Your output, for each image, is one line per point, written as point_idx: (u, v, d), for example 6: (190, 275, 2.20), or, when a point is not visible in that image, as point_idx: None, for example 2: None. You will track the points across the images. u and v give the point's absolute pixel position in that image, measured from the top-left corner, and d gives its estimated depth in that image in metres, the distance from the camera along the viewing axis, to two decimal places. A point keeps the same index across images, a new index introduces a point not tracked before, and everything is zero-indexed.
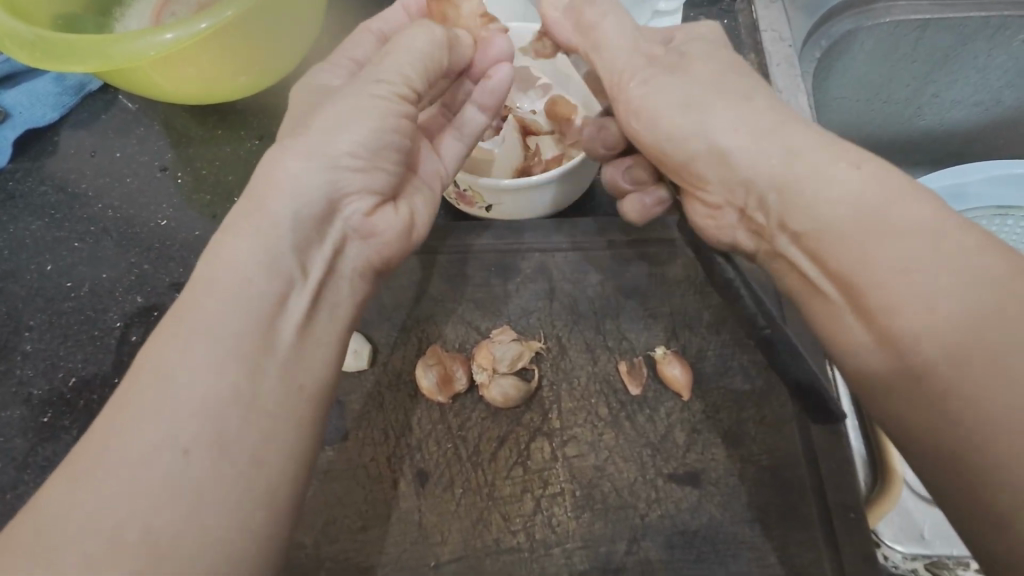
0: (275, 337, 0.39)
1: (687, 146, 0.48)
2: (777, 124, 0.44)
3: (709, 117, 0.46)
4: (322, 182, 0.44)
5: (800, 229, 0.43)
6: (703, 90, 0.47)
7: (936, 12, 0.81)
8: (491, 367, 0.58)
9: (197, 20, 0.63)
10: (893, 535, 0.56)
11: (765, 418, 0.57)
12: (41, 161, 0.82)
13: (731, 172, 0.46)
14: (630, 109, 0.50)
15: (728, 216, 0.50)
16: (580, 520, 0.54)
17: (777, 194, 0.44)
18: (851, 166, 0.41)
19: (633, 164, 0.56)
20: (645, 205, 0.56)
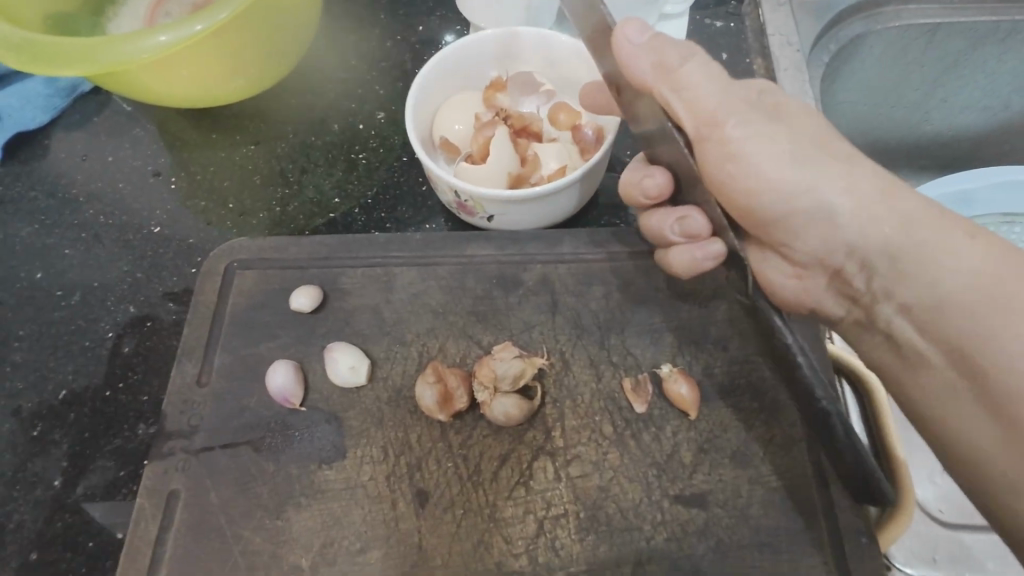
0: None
1: (791, 206, 0.49)
2: (881, 189, 0.46)
3: (817, 179, 0.47)
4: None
5: (912, 303, 0.44)
6: (806, 144, 0.48)
7: (946, 16, 0.80)
8: (493, 386, 0.57)
9: (191, 22, 0.60)
10: (903, 557, 0.54)
11: (775, 438, 0.56)
12: (31, 164, 0.80)
13: (838, 236, 0.48)
14: (727, 155, 0.49)
15: (815, 277, 0.53)
16: (584, 543, 0.53)
17: (890, 267, 0.45)
18: (965, 239, 0.42)
19: (685, 215, 0.53)
20: (694, 257, 0.54)
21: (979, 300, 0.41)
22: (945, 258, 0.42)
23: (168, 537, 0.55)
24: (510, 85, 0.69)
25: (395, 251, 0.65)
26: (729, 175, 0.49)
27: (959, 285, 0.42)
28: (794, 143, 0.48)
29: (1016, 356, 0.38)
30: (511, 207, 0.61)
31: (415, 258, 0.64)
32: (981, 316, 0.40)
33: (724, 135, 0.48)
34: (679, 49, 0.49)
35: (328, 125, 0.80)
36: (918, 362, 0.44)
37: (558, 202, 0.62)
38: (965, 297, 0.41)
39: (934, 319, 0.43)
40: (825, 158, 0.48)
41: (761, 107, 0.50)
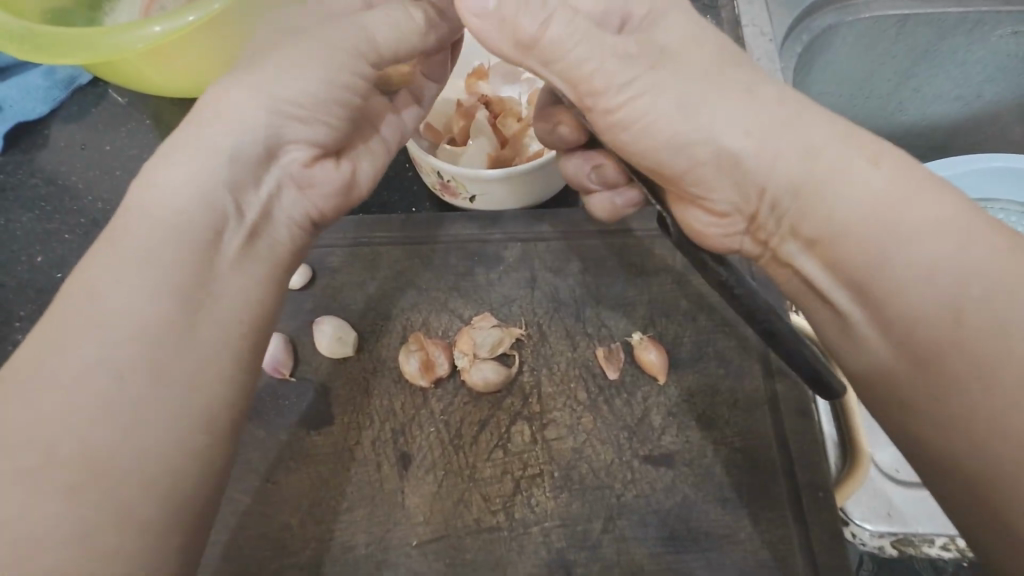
0: (210, 265, 0.40)
1: (694, 153, 0.46)
2: (791, 120, 0.43)
3: (718, 129, 0.44)
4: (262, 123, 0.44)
5: (812, 235, 0.43)
6: (703, 86, 0.44)
7: (915, 8, 0.81)
8: (472, 353, 0.60)
9: (185, 13, 0.63)
10: (862, 513, 0.58)
11: (740, 401, 0.59)
12: (31, 153, 0.82)
13: (744, 178, 0.46)
14: (615, 124, 0.46)
15: (736, 224, 0.51)
16: (558, 500, 0.56)
17: (795, 201, 0.44)
18: (871, 165, 0.41)
19: (600, 164, 0.57)
20: (615, 205, 0.59)
21: (877, 226, 0.39)
22: (842, 182, 0.41)
23: None
24: (491, 73, 0.71)
25: (380, 230, 0.67)
26: (627, 141, 0.47)
27: (852, 213, 0.41)
28: (686, 88, 0.44)
29: (913, 277, 0.38)
30: (490, 186, 0.63)
31: (399, 237, 0.67)
32: (874, 242, 0.40)
33: (609, 109, 0.45)
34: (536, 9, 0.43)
35: None
36: (827, 298, 0.44)
37: (536, 182, 0.64)
38: (862, 221, 0.40)
39: (840, 250, 0.42)
40: (731, 96, 0.44)
41: (652, 53, 0.44)
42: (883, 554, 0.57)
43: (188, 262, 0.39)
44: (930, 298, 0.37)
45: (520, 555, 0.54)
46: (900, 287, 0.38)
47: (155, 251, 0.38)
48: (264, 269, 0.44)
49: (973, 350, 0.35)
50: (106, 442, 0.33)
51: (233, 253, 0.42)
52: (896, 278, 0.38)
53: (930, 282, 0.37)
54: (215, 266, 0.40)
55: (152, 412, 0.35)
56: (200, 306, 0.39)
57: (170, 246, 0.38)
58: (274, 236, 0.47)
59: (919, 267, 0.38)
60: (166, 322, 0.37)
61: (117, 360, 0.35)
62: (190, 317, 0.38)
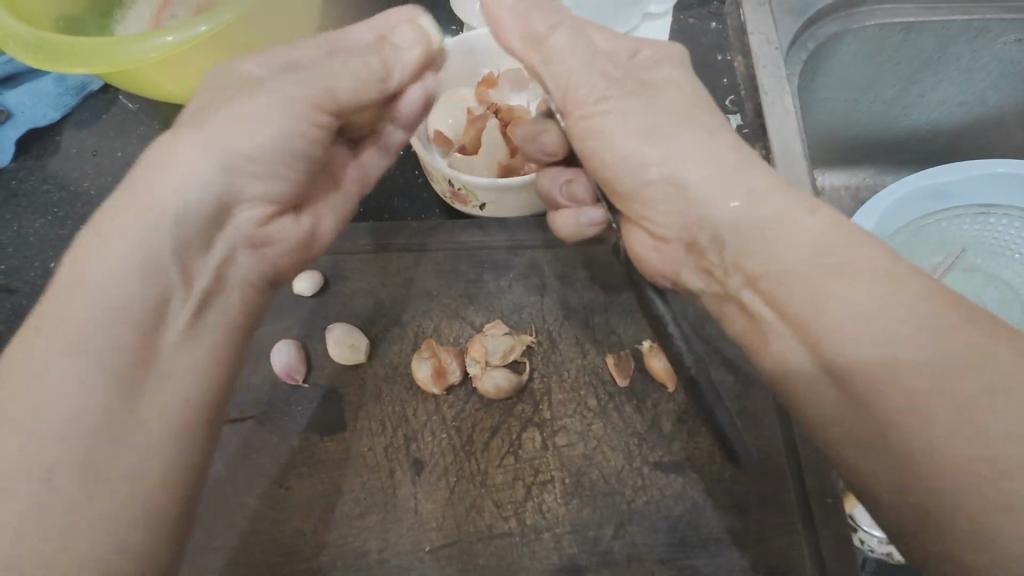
0: (164, 320, 0.42)
1: (647, 175, 0.48)
2: (736, 167, 0.46)
3: (673, 152, 0.48)
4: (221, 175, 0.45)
5: (752, 271, 0.44)
6: (665, 120, 0.49)
7: (920, 15, 0.82)
8: (484, 360, 0.61)
9: (197, 23, 0.64)
10: (869, 521, 0.58)
11: (749, 409, 0.59)
12: (43, 159, 0.83)
13: (689, 209, 0.48)
14: (588, 128, 0.50)
15: (678, 252, 0.51)
16: (569, 506, 0.56)
17: (735, 236, 0.45)
18: (807, 213, 0.43)
19: (573, 179, 0.57)
20: (579, 223, 0.58)
21: (815, 268, 0.41)
22: (785, 225, 0.43)
23: None
24: (501, 81, 0.72)
25: (392, 238, 0.68)
26: (594, 149, 0.50)
27: (796, 252, 0.42)
28: (655, 116, 0.49)
29: (848, 317, 0.38)
30: (501, 195, 0.63)
31: (410, 244, 0.67)
32: (813, 281, 0.41)
33: (590, 119, 0.49)
34: (545, 14, 0.50)
35: None
36: (766, 331, 0.44)
37: None
38: (800, 262, 0.42)
39: (777, 284, 0.42)
40: (686, 137, 0.48)
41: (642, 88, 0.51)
42: (891, 561, 0.58)
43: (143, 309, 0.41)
44: (869, 345, 0.37)
45: (532, 561, 0.55)
46: (835, 328, 0.39)
47: (95, 330, 0.39)
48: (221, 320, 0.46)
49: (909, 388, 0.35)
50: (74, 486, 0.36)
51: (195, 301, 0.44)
52: (839, 312, 0.39)
53: (864, 323, 0.38)
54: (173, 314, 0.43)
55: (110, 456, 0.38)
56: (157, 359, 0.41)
57: (128, 293, 0.41)
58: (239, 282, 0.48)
59: (858, 313, 0.38)
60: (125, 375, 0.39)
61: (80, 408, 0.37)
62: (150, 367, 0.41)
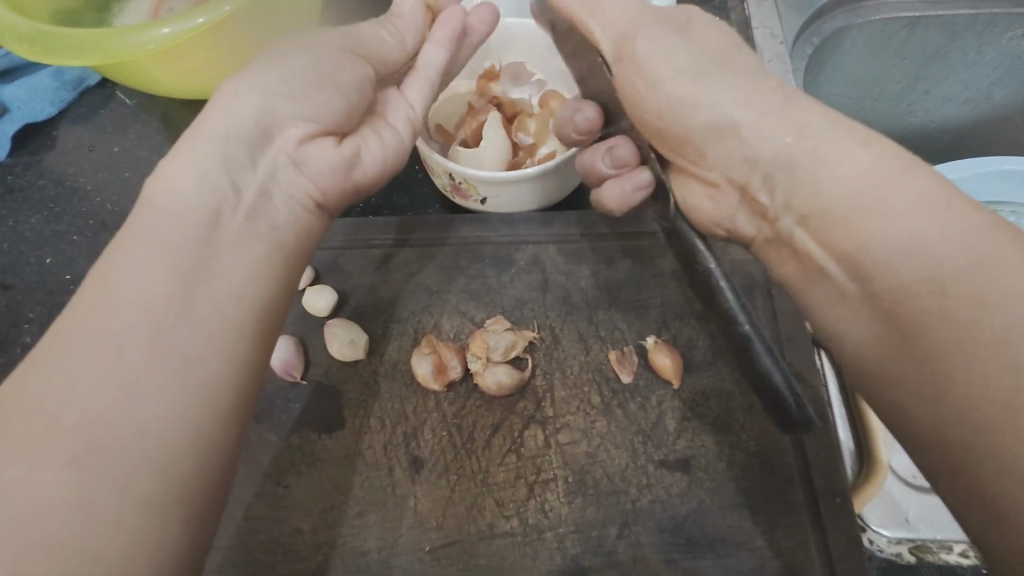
0: (209, 243, 0.41)
1: (691, 117, 0.48)
2: (784, 102, 0.45)
3: (711, 93, 0.47)
4: (258, 118, 0.47)
5: (806, 211, 0.43)
6: (705, 59, 0.48)
7: (927, 10, 0.81)
8: (485, 356, 0.59)
9: (194, 15, 0.63)
10: (878, 519, 0.57)
11: (755, 406, 0.58)
12: (40, 155, 0.82)
13: (739, 147, 0.47)
14: (630, 67, 0.50)
15: (728, 195, 0.49)
16: (572, 505, 0.55)
17: (788, 173, 0.44)
18: (862, 146, 0.41)
19: (614, 145, 0.53)
20: (625, 190, 0.52)
21: (865, 201, 0.39)
22: (834, 156, 0.41)
23: None
24: (502, 74, 0.71)
25: (392, 233, 0.66)
26: (634, 88, 0.50)
27: (844, 188, 0.40)
28: (693, 60, 0.49)
29: (895, 253, 0.37)
30: (504, 189, 0.62)
31: (409, 240, 0.66)
32: (861, 215, 0.39)
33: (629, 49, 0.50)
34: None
35: None
36: (801, 285, 0.43)
37: (550, 183, 0.64)
38: (847, 195, 0.40)
39: (828, 223, 0.41)
40: (729, 75, 0.47)
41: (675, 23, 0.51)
42: (900, 562, 0.57)
43: (178, 243, 0.40)
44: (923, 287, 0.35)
45: (534, 561, 0.53)
46: (890, 262, 0.37)
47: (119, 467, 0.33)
48: (267, 249, 0.44)
49: (973, 332, 0.33)
50: (118, 408, 0.34)
51: (235, 229, 0.43)
52: (883, 236, 0.38)
53: (905, 257, 0.36)
54: (220, 241, 0.42)
55: (160, 387, 0.35)
56: (199, 284, 0.39)
57: (169, 229, 0.40)
58: (273, 218, 0.46)
59: (905, 240, 0.37)
60: (168, 296, 0.38)
61: (122, 335, 0.36)
62: (199, 298, 0.39)
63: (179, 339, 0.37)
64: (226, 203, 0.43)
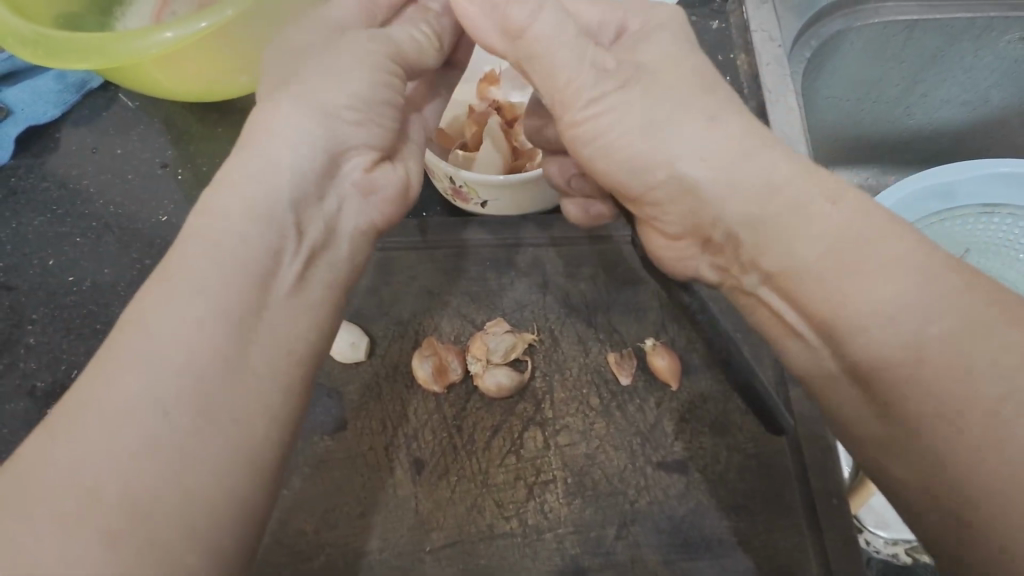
0: (270, 284, 0.39)
1: (651, 177, 0.46)
2: (748, 153, 0.42)
3: (676, 148, 0.44)
4: (321, 146, 0.43)
5: (771, 271, 0.42)
6: (664, 106, 0.44)
7: (925, 13, 0.81)
8: (485, 358, 0.60)
9: (197, 19, 0.64)
10: (874, 521, 0.58)
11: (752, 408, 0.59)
12: (43, 157, 0.83)
13: (702, 207, 0.45)
14: (582, 136, 0.47)
15: (691, 245, 0.50)
16: (571, 506, 0.56)
17: (751, 235, 0.43)
18: (828, 203, 0.40)
19: (584, 168, 0.57)
20: (587, 213, 0.59)
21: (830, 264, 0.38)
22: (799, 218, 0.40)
23: None
24: (502, 78, 0.71)
25: (393, 235, 0.67)
26: (589, 156, 0.48)
27: (814, 256, 0.39)
28: (644, 113, 0.45)
29: (870, 319, 0.36)
30: (503, 192, 0.63)
31: (410, 243, 0.67)
32: (829, 285, 0.38)
33: (580, 121, 0.46)
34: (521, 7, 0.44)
35: None
36: None
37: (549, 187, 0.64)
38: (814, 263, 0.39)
39: (795, 288, 0.41)
40: (695, 123, 0.44)
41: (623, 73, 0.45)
42: (897, 563, 0.57)
43: (257, 276, 0.38)
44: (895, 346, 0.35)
45: (534, 562, 0.54)
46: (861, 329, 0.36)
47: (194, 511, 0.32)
48: (324, 290, 0.43)
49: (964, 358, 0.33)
50: (199, 453, 0.33)
51: (295, 273, 0.40)
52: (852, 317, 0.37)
53: (890, 325, 0.35)
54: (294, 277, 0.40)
55: (216, 451, 0.33)
56: (257, 335, 0.37)
57: (222, 277, 0.37)
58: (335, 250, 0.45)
59: (875, 314, 0.36)
60: (221, 355, 0.35)
61: (173, 398, 0.33)
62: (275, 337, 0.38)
63: (231, 399, 0.35)
64: (285, 244, 0.40)
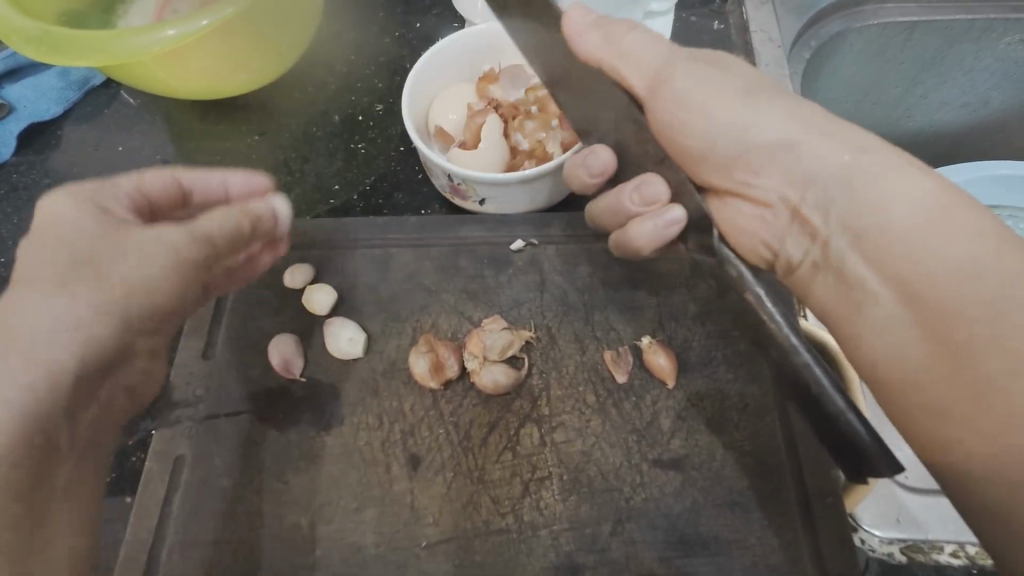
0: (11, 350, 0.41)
1: (747, 143, 0.50)
2: (836, 129, 0.47)
3: (770, 118, 0.49)
4: (46, 221, 0.45)
5: (862, 229, 0.44)
6: (750, 91, 0.51)
7: (925, 15, 0.81)
8: (482, 355, 0.61)
9: (198, 17, 0.64)
10: (871, 520, 0.57)
11: (749, 406, 0.59)
12: (44, 154, 0.83)
13: (799, 167, 0.48)
14: (674, 105, 0.52)
15: (778, 216, 0.50)
16: (566, 502, 0.56)
17: (846, 195, 0.45)
18: (910, 173, 0.43)
19: (640, 183, 0.53)
20: (656, 228, 0.52)
21: (922, 225, 0.41)
22: (884, 184, 0.43)
23: (170, 505, 0.57)
24: (501, 76, 0.72)
25: (391, 232, 0.67)
26: (679, 121, 0.52)
27: (905, 216, 0.42)
28: (736, 95, 0.51)
29: (955, 278, 0.39)
30: (501, 190, 0.63)
31: (410, 241, 0.67)
32: (919, 242, 0.41)
33: (665, 82, 0.53)
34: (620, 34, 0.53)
35: (329, 117, 0.83)
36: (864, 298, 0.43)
37: (548, 185, 0.65)
38: (906, 222, 0.42)
39: (887, 241, 0.42)
40: (783, 111, 0.49)
41: (708, 65, 0.53)
42: (891, 561, 0.57)
43: None
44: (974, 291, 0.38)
45: (529, 558, 0.54)
46: (946, 290, 0.39)
47: None
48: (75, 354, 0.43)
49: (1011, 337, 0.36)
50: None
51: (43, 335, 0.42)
52: (970, 307, 0.38)
53: (977, 281, 0.38)
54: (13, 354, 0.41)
55: None
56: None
57: None
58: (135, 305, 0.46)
59: (962, 272, 0.39)
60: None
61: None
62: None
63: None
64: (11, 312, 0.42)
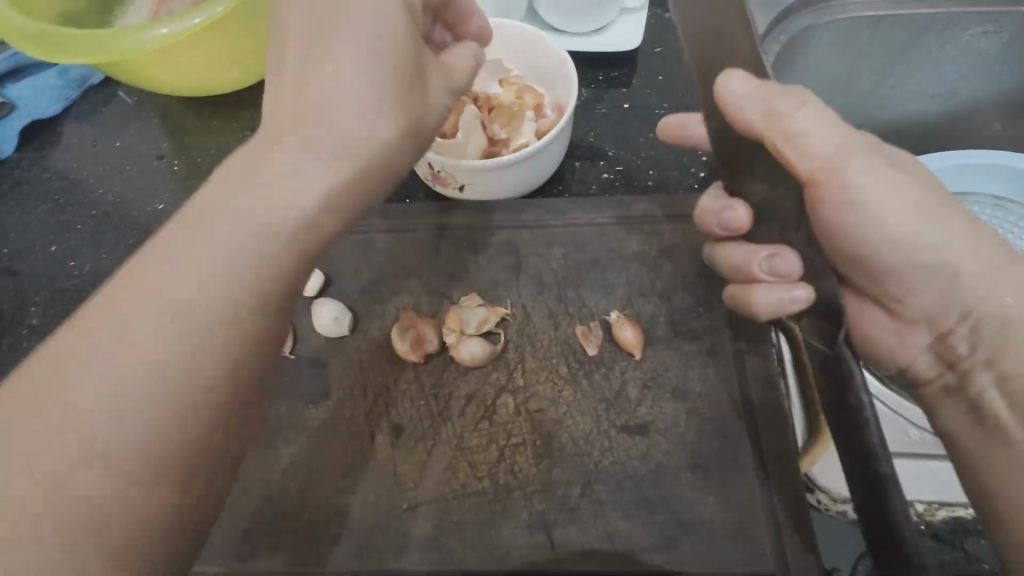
0: None
1: (915, 256, 0.50)
2: (977, 244, 0.48)
3: (941, 233, 0.48)
4: None
5: (1010, 367, 0.44)
6: (915, 192, 0.49)
7: (890, 9, 0.84)
8: (459, 330, 0.64)
9: (192, 15, 0.68)
10: (830, 483, 0.59)
11: (710, 376, 0.63)
12: (44, 150, 0.87)
13: (955, 294, 0.48)
14: (847, 201, 0.50)
15: (918, 333, 0.53)
16: (539, 467, 0.60)
17: (1000, 322, 0.46)
18: None
19: (775, 254, 0.52)
20: (781, 300, 0.50)
21: None
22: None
23: None
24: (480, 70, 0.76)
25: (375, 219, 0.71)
26: (849, 222, 0.51)
27: None
28: (910, 203, 0.49)
29: None
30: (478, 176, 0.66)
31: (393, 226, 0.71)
32: None
33: (784, 113, 0.47)
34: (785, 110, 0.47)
35: None
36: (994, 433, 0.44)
37: (527, 171, 0.68)
38: None
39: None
40: (959, 218, 0.48)
41: (885, 157, 0.50)
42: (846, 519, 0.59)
43: None
44: None
45: (503, 518, 0.58)
46: None
47: None
48: None
49: None
50: None
51: None
52: None
53: None
54: None
55: None
56: None
57: None
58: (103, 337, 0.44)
59: None
60: None
61: None
62: None
63: None
64: None
